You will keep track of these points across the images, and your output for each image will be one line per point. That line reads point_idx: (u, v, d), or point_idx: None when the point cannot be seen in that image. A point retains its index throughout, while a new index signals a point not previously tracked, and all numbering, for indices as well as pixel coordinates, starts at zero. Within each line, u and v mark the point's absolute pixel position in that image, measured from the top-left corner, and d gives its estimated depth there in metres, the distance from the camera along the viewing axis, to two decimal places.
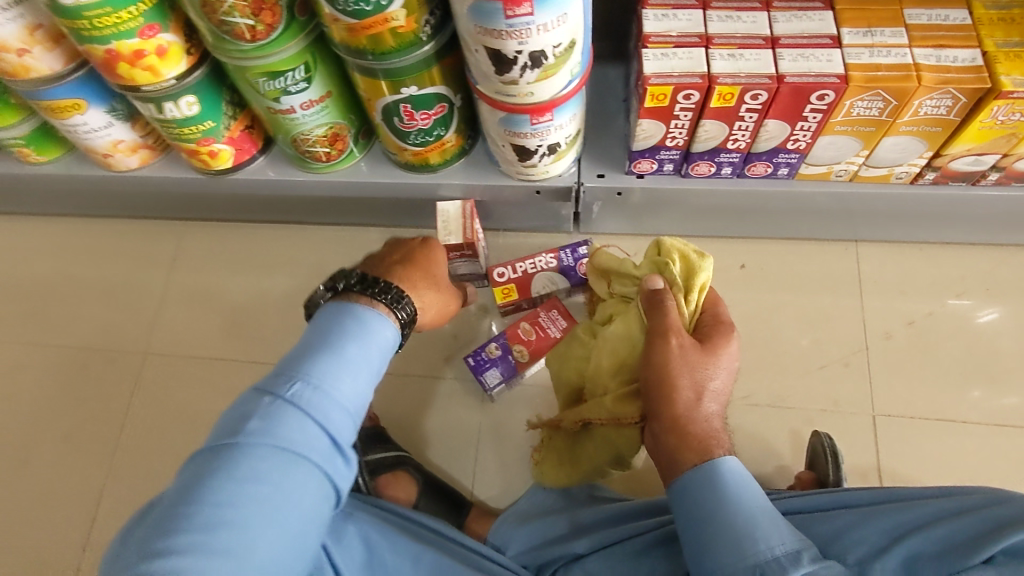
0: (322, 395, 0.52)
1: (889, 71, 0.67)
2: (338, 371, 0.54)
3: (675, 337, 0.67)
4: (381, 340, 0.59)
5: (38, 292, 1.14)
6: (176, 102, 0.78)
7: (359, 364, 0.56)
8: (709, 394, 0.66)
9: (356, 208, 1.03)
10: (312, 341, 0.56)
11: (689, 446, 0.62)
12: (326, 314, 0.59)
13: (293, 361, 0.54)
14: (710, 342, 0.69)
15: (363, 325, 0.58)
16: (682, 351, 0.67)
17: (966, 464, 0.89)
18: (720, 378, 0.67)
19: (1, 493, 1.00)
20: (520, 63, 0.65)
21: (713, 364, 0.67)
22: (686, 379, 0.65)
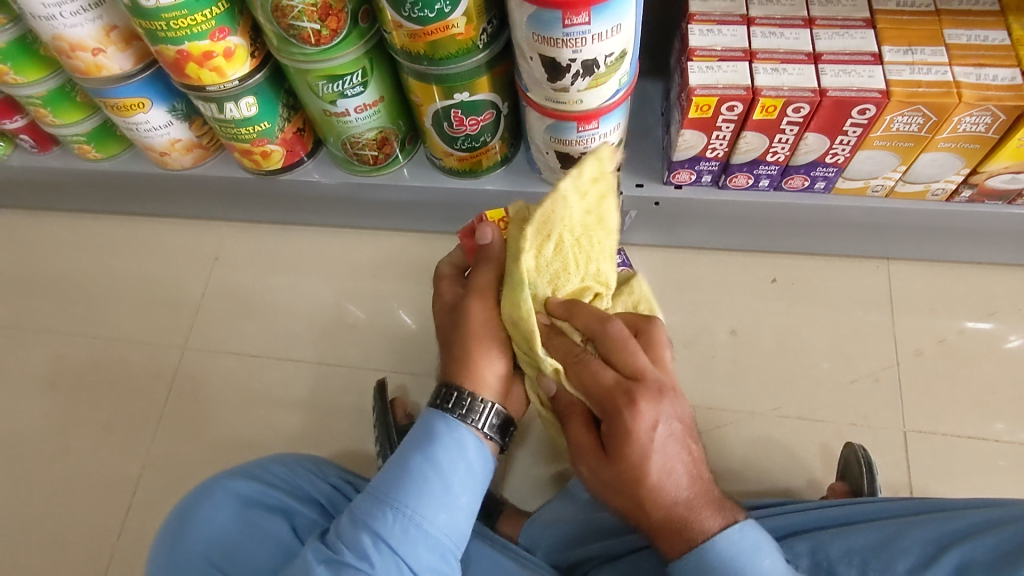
0: (397, 518, 0.56)
1: (930, 88, 0.69)
2: (410, 493, 0.56)
3: (584, 464, 0.59)
4: (459, 446, 0.59)
5: (83, 285, 1.17)
6: (236, 102, 0.81)
7: (433, 478, 0.57)
8: (661, 480, 0.55)
9: (395, 212, 1.06)
10: (404, 455, 0.58)
11: (671, 540, 0.56)
12: (419, 425, 0.60)
13: (385, 480, 0.58)
14: (614, 437, 0.54)
15: (440, 435, 0.59)
16: (594, 474, 0.57)
17: (999, 484, 0.88)
18: (664, 467, 0.55)
19: (41, 477, 1.03)
20: (573, 70, 0.68)
21: (628, 469, 0.55)
22: (620, 497, 0.57)
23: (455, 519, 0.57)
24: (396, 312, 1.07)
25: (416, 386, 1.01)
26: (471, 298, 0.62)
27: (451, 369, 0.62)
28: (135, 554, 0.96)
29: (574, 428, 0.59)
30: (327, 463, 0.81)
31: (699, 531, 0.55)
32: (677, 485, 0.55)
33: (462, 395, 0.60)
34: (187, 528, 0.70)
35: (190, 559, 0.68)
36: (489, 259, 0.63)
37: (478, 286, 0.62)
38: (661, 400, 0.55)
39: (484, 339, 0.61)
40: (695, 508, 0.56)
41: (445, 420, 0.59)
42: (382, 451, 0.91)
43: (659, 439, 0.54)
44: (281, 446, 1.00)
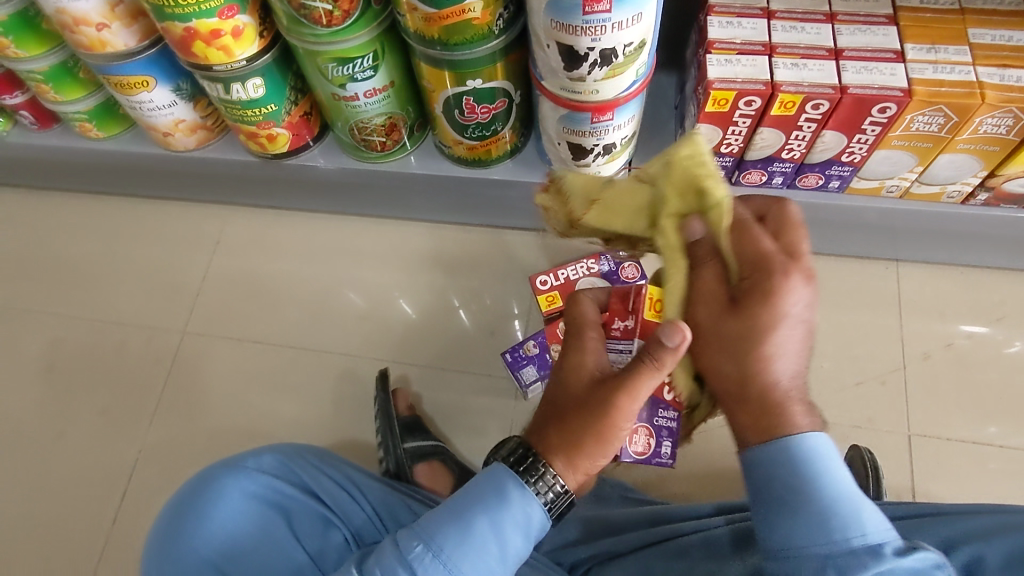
0: (440, 574, 0.52)
1: (953, 87, 0.68)
2: (463, 551, 0.53)
3: (704, 307, 0.51)
4: (524, 520, 0.54)
5: (81, 266, 1.15)
6: (243, 84, 0.80)
7: (491, 548, 0.53)
8: (768, 360, 0.49)
9: (400, 200, 1.04)
10: (461, 505, 0.54)
11: (750, 416, 0.50)
12: (486, 476, 0.56)
13: (434, 522, 0.54)
14: (755, 294, 0.48)
15: (511, 502, 0.54)
16: (714, 326, 0.50)
17: (1002, 490, 0.88)
18: (779, 350, 0.49)
19: (36, 460, 1.02)
20: (590, 59, 0.66)
21: (750, 328, 0.48)
22: (727, 363, 0.50)
23: None
24: (399, 301, 1.06)
25: (418, 378, 1.00)
26: (617, 394, 0.51)
27: (545, 437, 0.55)
28: (130, 540, 0.95)
29: (705, 270, 0.51)
30: (332, 458, 0.80)
31: (780, 423, 0.49)
32: (796, 364, 0.50)
33: (541, 470, 0.54)
34: (186, 521, 0.70)
35: (191, 556, 0.68)
36: (658, 365, 0.50)
37: (631, 384, 0.51)
38: (810, 283, 0.49)
39: (610, 442, 0.53)
40: (791, 398, 0.50)
41: (520, 486, 0.54)
42: (383, 442, 0.90)
43: (796, 318, 0.48)
44: (280, 434, 0.99)
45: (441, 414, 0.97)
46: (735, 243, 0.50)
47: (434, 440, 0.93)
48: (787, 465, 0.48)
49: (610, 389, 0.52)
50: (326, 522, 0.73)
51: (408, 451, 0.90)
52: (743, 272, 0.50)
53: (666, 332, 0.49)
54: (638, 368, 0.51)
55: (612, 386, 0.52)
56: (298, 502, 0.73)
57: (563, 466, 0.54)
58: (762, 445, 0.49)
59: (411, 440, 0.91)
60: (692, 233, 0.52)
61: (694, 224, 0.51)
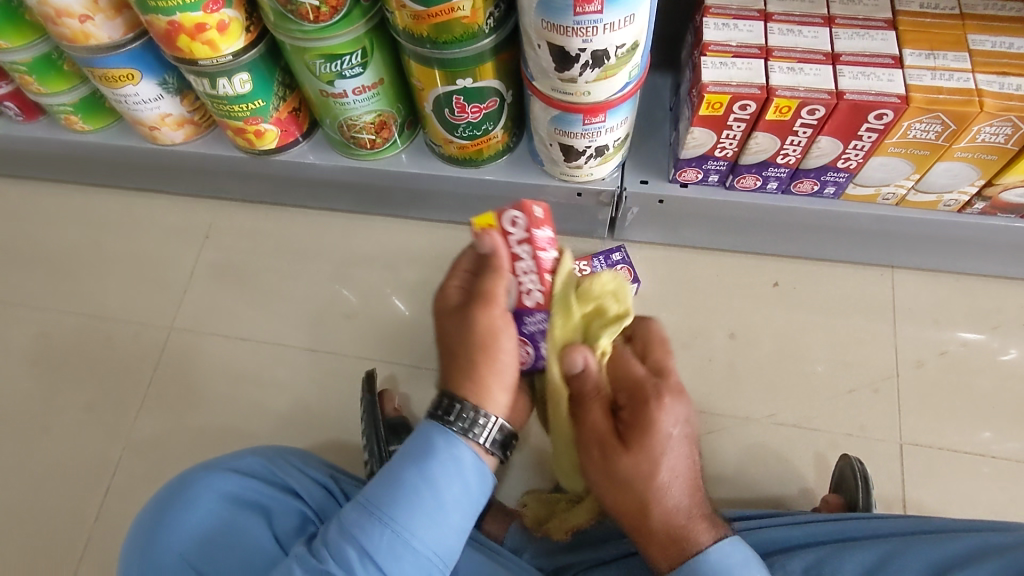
0: (384, 533, 0.55)
1: (951, 95, 0.66)
2: (401, 507, 0.55)
3: (597, 450, 0.60)
4: (455, 465, 0.58)
5: (68, 260, 1.14)
6: (230, 79, 0.78)
7: (430, 500, 0.56)
8: (660, 489, 0.57)
9: (391, 198, 1.03)
10: (398, 466, 0.57)
11: (655, 540, 0.58)
12: (415, 437, 0.59)
13: (376, 485, 0.57)
14: (637, 426, 0.58)
15: (439, 451, 0.57)
16: (607, 459, 0.59)
17: (993, 501, 0.87)
18: (671, 468, 0.58)
19: (19, 456, 1.01)
20: (582, 61, 0.65)
21: (644, 459, 0.57)
22: (629, 494, 0.58)
23: (444, 536, 0.56)
24: (389, 300, 1.04)
25: (406, 378, 0.99)
26: (481, 304, 0.62)
27: (456, 381, 0.61)
28: (113, 538, 0.94)
29: (591, 410, 0.61)
30: (314, 459, 0.79)
31: (689, 545, 0.57)
32: (679, 487, 0.58)
33: (459, 407, 0.59)
34: (161, 521, 0.69)
35: (164, 558, 0.66)
36: (502, 267, 0.63)
37: (485, 294, 0.62)
38: (681, 400, 0.59)
39: (500, 356, 0.62)
40: (690, 519, 0.58)
41: (445, 434, 0.58)
42: (368, 444, 0.89)
43: (674, 438, 0.58)
44: (266, 433, 0.98)
45: None
46: (613, 369, 0.63)
47: None
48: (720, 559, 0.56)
49: (465, 311, 0.62)
50: (304, 519, 0.72)
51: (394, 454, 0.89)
52: (626, 401, 0.62)
53: (482, 243, 0.64)
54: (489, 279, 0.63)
55: (475, 302, 0.62)
56: (275, 500, 0.72)
57: (476, 397, 0.60)
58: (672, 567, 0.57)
59: (397, 442, 0.90)
60: (576, 363, 0.61)
61: (582, 353, 0.61)
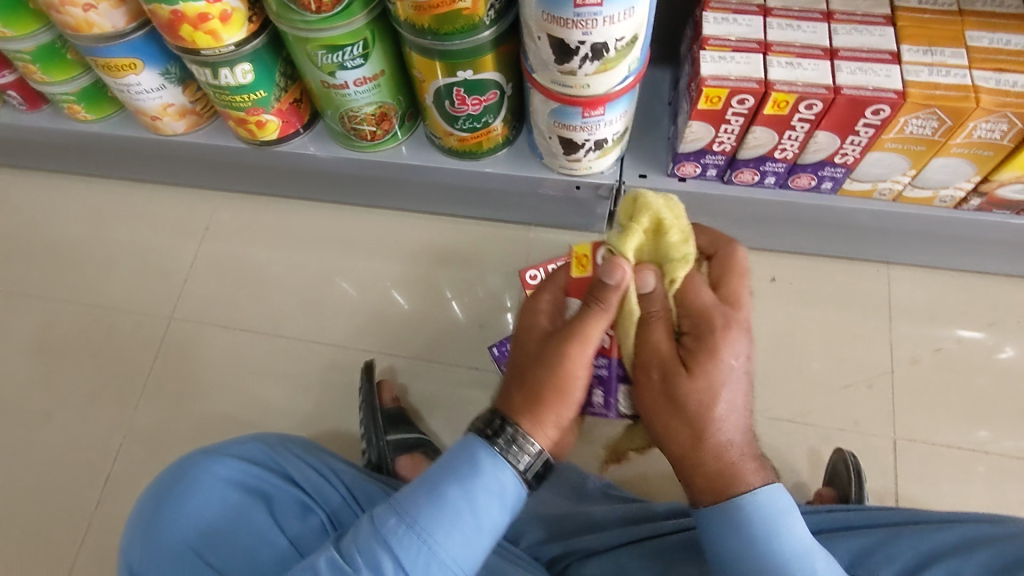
0: (417, 545, 0.52)
1: (948, 91, 0.67)
2: (439, 523, 0.52)
3: (655, 367, 0.54)
4: (497, 488, 0.54)
5: (68, 250, 1.15)
6: (232, 69, 0.79)
7: (467, 519, 0.53)
8: (714, 424, 0.53)
9: (391, 190, 1.04)
10: (439, 476, 0.54)
11: (704, 472, 0.54)
12: (459, 448, 0.55)
13: (414, 495, 0.54)
14: (700, 349, 0.53)
15: (484, 471, 0.54)
16: (664, 386, 0.53)
17: (985, 496, 0.88)
18: (733, 394, 0.53)
19: (20, 443, 1.01)
20: (581, 53, 0.65)
21: (706, 386, 0.52)
22: (677, 421, 0.54)
23: (473, 558, 0.53)
24: (388, 292, 1.05)
25: (405, 370, 1.00)
26: (571, 343, 0.53)
27: (514, 405, 0.55)
28: (113, 525, 0.95)
29: (655, 329, 0.54)
30: (314, 448, 0.80)
31: (738, 483, 0.53)
32: (735, 424, 0.54)
33: (507, 431, 0.54)
34: (163, 506, 0.69)
35: (175, 544, 0.67)
36: (603, 306, 0.52)
37: (582, 333, 0.53)
38: (747, 333, 0.54)
39: (572, 401, 0.55)
40: (739, 459, 0.54)
41: (490, 454, 0.54)
42: (366, 435, 0.90)
43: (737, 370, 0.53)
44: (265, 423, 0.98)
45: (427, 407, 0.97)
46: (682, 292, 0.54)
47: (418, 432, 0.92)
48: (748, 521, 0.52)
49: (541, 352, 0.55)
50: (306, 509, 0.73)
51: (391, 444, 0.90)
52: (686, 325, 0.55)
53: (586, 277, 0.56)
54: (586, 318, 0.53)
55: (567, 341, 0.53)
56: (278, 489, 0.73)
57: (532, 430, 0.54)
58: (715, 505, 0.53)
59: (394, 433, 0.91)
60: (646, 285, 0.53)
61: (621, 265, 0.51)
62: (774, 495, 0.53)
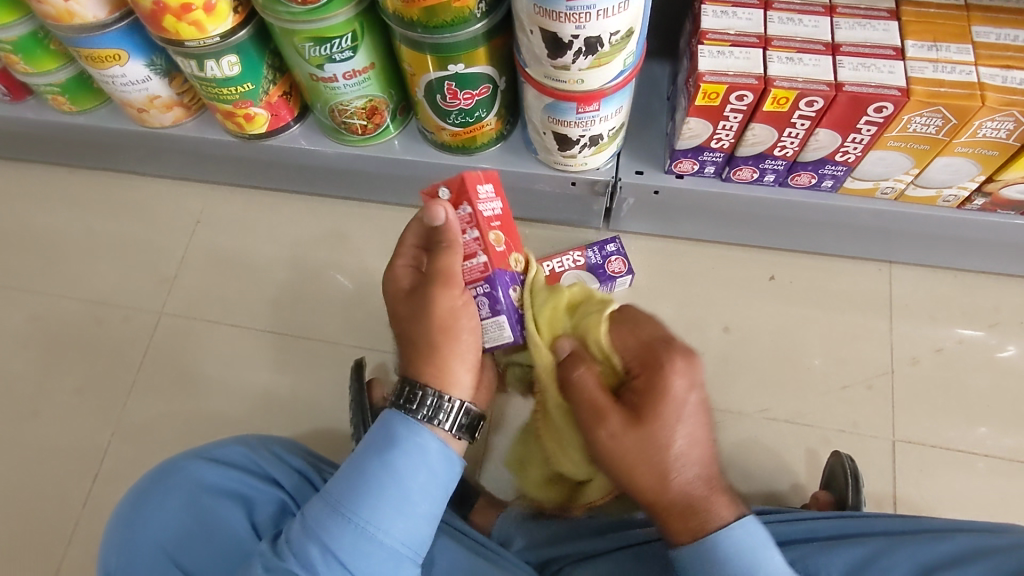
0: (348, 526, 0.55)
1: (953, 88, 0.65)
2: (364, 502, 0.55)
3: (606, 425, 0.58)
4: (421, 455, 0.58)
5: (58, 243, 1.13)
6: (218, 61, 0.77)
7: (395, 491, 0.56)
8: (671, 464, 0.57)
9: (385, 185, 1.02)
10: (363, 459, 0.57)
11: (676, 520, 0.57)
12: (376, 430, 0.59)
13: (343, 479, 0.57)
14: (644, 394, 0.58)
15: (399, 440, 0.58)
16: (614, 437, 0.57)
17: (984, 499, 0.86)
18: (684, 429, 0.57)
19: (9, 438, 1.00)
20: (575, 48, 0.63)
21: (658, 426, 0.57)
22: (644, 464, 0.57)
23: (412, 529, 0.57)
24: (382, 288, 1.03)
25: (397, 367, 0.98)
26: (436, 287, 0.62)
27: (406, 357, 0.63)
28: (101, 522, 0.94)
29: (585, 376, 0.60)
30: (298, 449, 0.79)
31: (711, 519, 0.56)
32: (692, 462, 0.57)
33: (420, 393, 0.59)
34: (140, 509, 0.68)
35: (144, 552, 0.66)
36: (449, 244, 0.63)
37: (444, 271, 0.62)
38: (691, 365, 0.59)
39: (456, 330, 0.61)
40: (705, 496, 0.57)
41: (406, 423, 0.58)
42: (356, 434, 0.88)
43: (688, 407, 0.57)
44: (256, 420, 0.97)
45: None
46: (609, 329, 0.64)
47: None
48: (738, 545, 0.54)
49: (400, 297, 0.64)
50: (288, 512, 0.71)
51: None
52: (635, 370, 0.61)
53: (429, 215, 0.63)
54: (440, 257, 0.63)
55: (433, 281, 0.62)
56: (258, 491, 0.71)
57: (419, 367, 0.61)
58: (687, 541, 0.56)
59: None
60: (561, 348, 0.65)
61: (438, 206, 0.63)
62: (749, 528, 0.55)
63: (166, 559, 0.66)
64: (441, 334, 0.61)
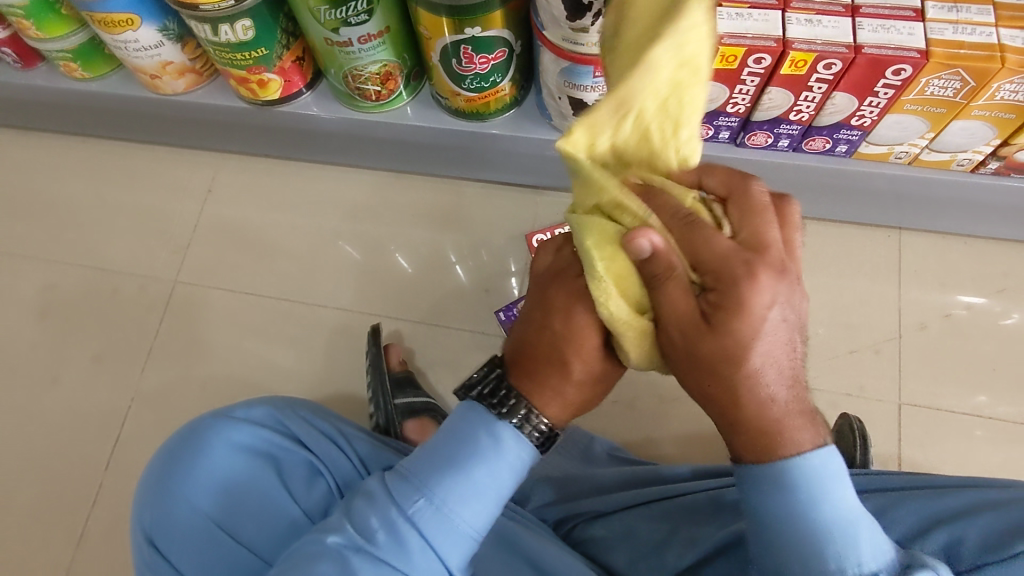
0: (443, 524, 0.53)
1: (973, 50, 0.65)
2: (462, 499, 0.53)
3: (674, 326, 0.45)
4: (520, 460, 0.54)
5: (70, 211, 1.13)
6: (232, 25, 0.76)
7: (492, 494, 0.53)
8: (766, 382, 0.45)
9: (395, 152, 1.02)
10: (459, 453, 0.53)
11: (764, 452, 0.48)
12: (470, 423, 0.54)
13: (434, 468, 0.53)
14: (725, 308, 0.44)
15: (506, 447, 0.53)
16: (696, 340, 0.45)
17: (987, 461, 0.88)
18: (773, 373, 0.45)
19: (30, 403, 1.02)
20: (595, 9, 0.64)
21: (730, 345, 0.44)
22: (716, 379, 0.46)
23: (492, 522, 0.55)
24: (394, 256, 1.04)
25: (412, 334, 1.00)
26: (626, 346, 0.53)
27: (544, 379, 0.53)
28: (124, 485, 0.96)
29: (675, 292, 0.44)
30: (325, 412, 0.80)
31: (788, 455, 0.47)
32: (785, 382, 0.46)
33: (515, 402, 0.53)
34: (173, 470, 0.70)
35: (185, 514, 0.68)
36: None
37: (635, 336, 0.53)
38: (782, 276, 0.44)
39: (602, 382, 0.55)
40: (794, 422, 0.46)
41: (515, 435, 0.53)
42: (374, 398, 0.90)
43: (772, 320, 0.44)
44: (272, 385, 0.99)
45: (434, 370, 0.98)
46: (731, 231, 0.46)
47: (425, 395, 0.93)
48: (778, 489, 0.47)
49: (585, 288, 0.51)
50: (317, 472, 0.74)
51: (399, 407, 0.90)
52: (708, 282, 0.45)
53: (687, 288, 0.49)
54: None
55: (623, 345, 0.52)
56: (288, 452, 0.73)
57: (558, 411, 0.53)
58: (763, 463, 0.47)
59: (402, 396, 0.91)
60: (642, 249, 0.44)
61: None
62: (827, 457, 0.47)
63: (206, 521, 0.68)
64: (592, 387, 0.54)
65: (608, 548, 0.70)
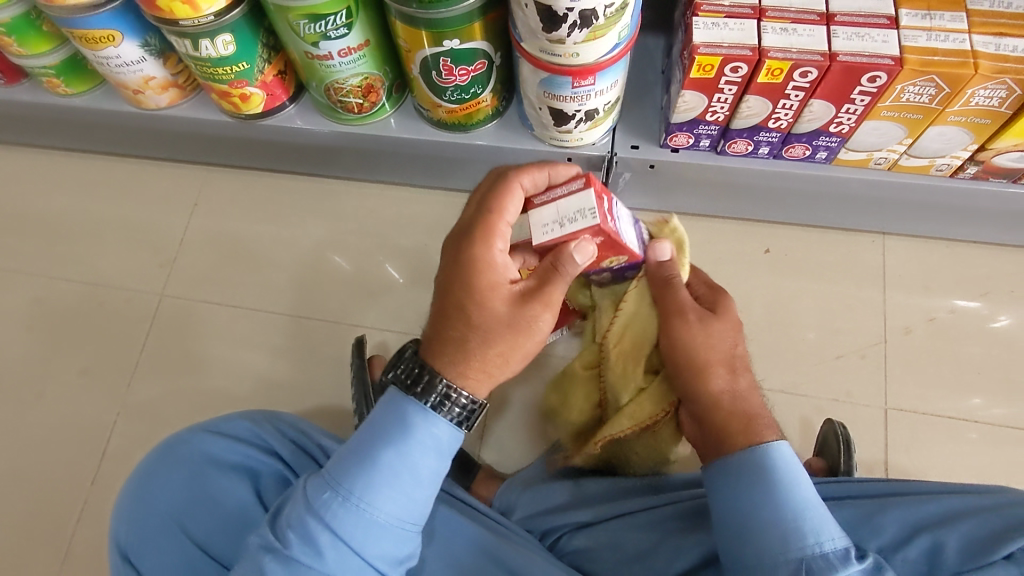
0: (356, 515, 0.53)
1: (946, 56, 0.65)
2: (372, 485, 0.54)
3: (691, 312, 0.65)
4: (432, 442, 0.56)
5: (57, 226, 1.13)
6: (212, 40, 0.76)
7: (405, 477, 0.55)
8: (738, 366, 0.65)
9: (380, 164, 1.02)
10: (367, 442, 0.55)
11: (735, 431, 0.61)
12: (380, 415, 0.56)
13: (344, 459, 0.55)
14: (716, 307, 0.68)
15: (416, 428, 0.55)
16: (703, 324, 0.65)
17: (974, 464, 0.88)
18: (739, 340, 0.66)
19: (16, 419, 1.02)
20: (569, 21, 0.64)
21: (733, 332, 0.66)
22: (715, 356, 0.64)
23: (411, 513, 0.56)
24: (382, 266, 1.04)
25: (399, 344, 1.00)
26: (537, 305, 0.58)
27: (445, 329, 0.58)
28: (110, 500, 0.96)
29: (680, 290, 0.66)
30: (305, 425, 0.80)
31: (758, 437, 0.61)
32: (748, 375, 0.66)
33: (434, 380, 0.56)
34: (149, 482, 0.70)
35: (156, 525, 0.68)
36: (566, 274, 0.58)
37: (546, 293, 0.58)
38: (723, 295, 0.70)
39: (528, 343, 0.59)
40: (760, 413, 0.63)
41: (422, 411, 0.56)
42: (358, 410, 0.90)
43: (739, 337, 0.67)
44: (258, 397, 0.99)
45: None
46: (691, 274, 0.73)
47: None
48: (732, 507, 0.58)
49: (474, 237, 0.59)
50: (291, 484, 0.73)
51: None
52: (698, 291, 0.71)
53: (579, 250, 0.58)
54: (554, 279, 0.58)
55: (536, 299, 0.58)
56: (264, 464, 0.73)
57: (461, 366, 0.57)
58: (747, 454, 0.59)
59: None
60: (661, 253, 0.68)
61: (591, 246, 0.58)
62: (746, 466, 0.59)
63: (176, 531, 0.68)
64: (503, 340, 0.57)
65: (590, 559, 0.70)
